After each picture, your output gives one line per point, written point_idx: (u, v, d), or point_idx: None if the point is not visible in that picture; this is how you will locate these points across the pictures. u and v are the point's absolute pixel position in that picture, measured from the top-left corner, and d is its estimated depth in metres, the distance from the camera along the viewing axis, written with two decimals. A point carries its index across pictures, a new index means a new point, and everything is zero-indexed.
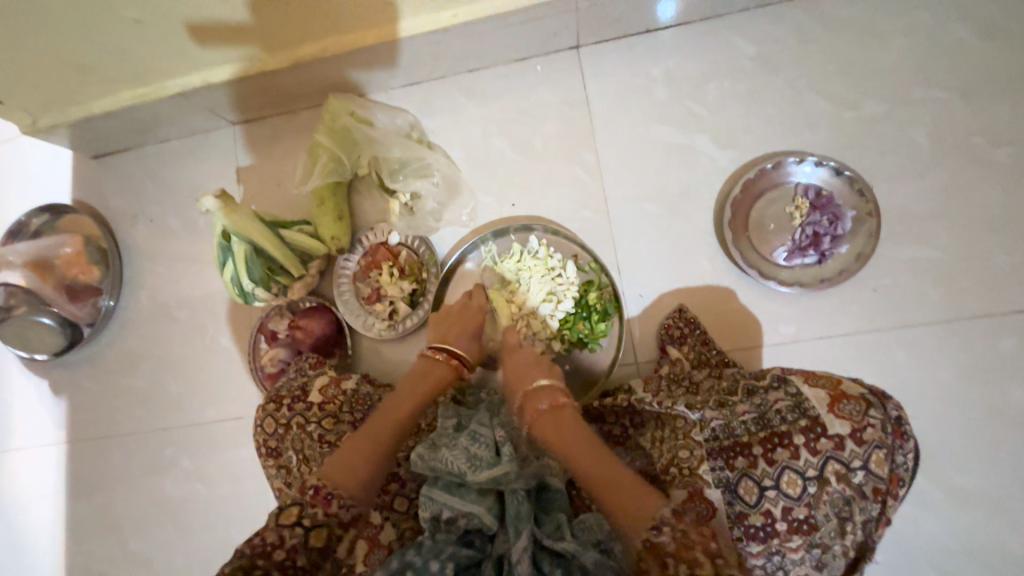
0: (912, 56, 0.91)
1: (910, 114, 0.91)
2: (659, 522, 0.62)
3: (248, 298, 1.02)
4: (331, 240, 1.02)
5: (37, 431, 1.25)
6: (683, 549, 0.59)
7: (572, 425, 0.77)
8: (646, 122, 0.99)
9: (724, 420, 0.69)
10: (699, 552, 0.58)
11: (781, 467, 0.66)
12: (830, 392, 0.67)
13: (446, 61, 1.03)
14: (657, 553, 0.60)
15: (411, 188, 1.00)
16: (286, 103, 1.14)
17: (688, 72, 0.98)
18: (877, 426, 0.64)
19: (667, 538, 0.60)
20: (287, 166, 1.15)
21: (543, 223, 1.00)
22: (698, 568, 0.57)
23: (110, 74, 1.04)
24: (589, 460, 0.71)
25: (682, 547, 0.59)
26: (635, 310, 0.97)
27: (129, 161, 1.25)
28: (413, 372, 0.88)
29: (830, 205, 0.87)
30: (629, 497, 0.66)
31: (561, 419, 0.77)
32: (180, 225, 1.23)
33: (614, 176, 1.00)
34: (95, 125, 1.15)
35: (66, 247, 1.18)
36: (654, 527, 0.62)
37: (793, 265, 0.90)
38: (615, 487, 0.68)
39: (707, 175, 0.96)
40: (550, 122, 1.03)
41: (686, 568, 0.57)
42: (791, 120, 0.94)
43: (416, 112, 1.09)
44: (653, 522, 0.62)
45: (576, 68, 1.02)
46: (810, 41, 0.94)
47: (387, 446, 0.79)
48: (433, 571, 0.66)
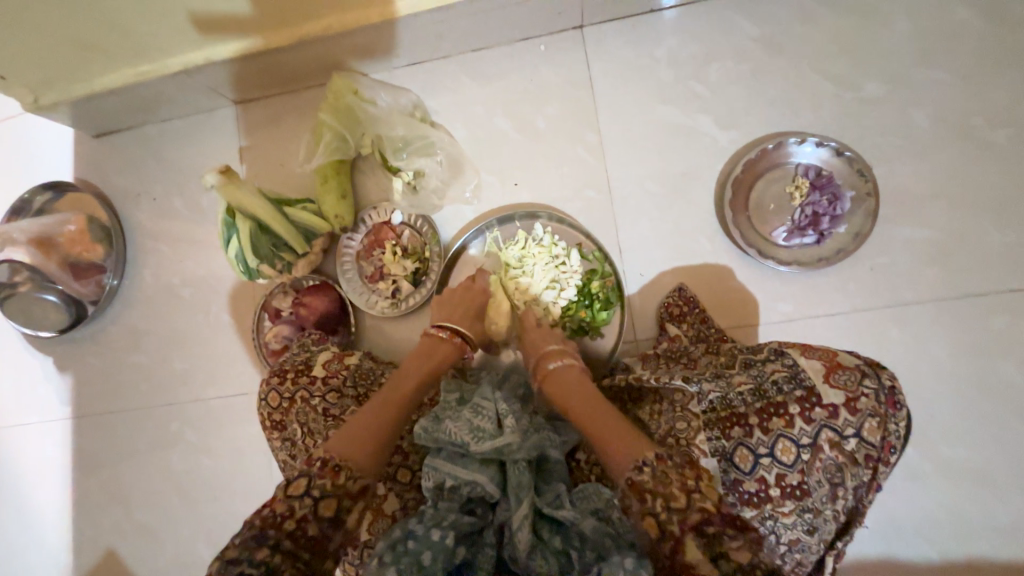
0: (914, 37, 0.92)
1: (910, 95, 0.91)
2: (643, 463, 0.66)
3: (252, 275, 1.02)
4: (335, 218, 1.03)
5: (43, 408, 1.26)
6: (662, 485, 0.64)
7: (578, 383, 0.80)
8: (649, 103, 1.00)
9: (721, 391, 0.69)
10: (675, 487, 0.63)
11: (776, 435, 0.67)
12: (826, 363, 0.69)
13: (449, 39, 1.03)
14: (638, 489, 0.65)
15: (414, 166, 1.00)
16: (288, 83, 1.14)
17: (691, 53, 0.98)
18: (871, 395, 0.67)
19: (647, 476, 0.65)
20: (290, 146, 1.15)
21: (548, 211, 1.01)
22: (672, 502, 0.62)
23: (111, 51, 1.04)
24: (589, 411, 0.75)
25: (661, 485, 0.64)
26: (635, 289, 0.99)
27: (131, 140, 1.25)
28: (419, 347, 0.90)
29: (829, 186, 0.88)
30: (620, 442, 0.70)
31: (567, 377, 0.81)
32: (182, 204, 1.23)
33: (616, 156, 1.01)
34: (97, 103, 1.15)
35: (70, 225, 1.18)
36: (638, 467, 0.66)
37: (792, 245, 0.91)
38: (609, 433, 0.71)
39: (708, 156, 0.97)
40: (553, 103, 1.03)
41: (663, 501, 0.63)
42: (793, 101, 0.95)
43: (419, 92, 1.08)
44: (637, 462, 0.66)
45: (579, 49, 1.03)
46: (813, 23, 0.94)
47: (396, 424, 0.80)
48: (433, 539, 0.67)
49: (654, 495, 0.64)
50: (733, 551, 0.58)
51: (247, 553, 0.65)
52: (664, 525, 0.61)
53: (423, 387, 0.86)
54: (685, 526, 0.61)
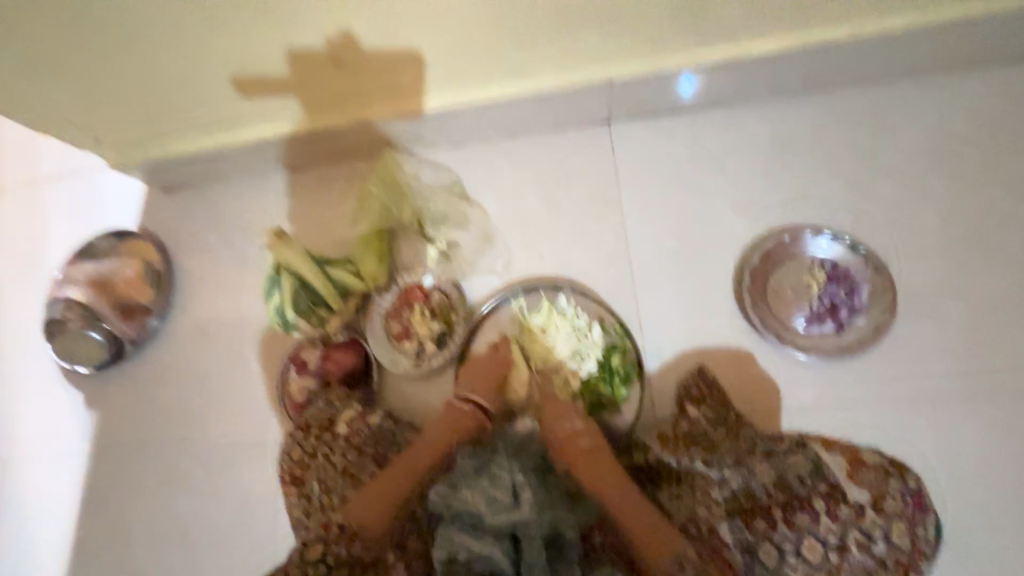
0: (919, 147, 1.00)
1: (918, 198, 0.98)
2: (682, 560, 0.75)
3: (288, 328, 1.08)
4: (370, 277, 1.10)
5: (64, 440, 1.29)
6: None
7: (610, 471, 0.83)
8: (671, 190, 1.07)
9: (743, 478, 0.79)
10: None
11: (803, 531, 0.77)
12: (849, 462, 0.80)
13: (489, 126, 1.14)
14: None
15: (448, 237, 1.12)
16: (340, 155, 1.25)
17: (711, 148, 1.07)
18: (898, 497, 0.78)
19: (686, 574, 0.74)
20: (335, 209, 1.26)
21: (571, 283, 1.07)
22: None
23: (193, 120, 1.18)
24: (629, 511, 0.79)
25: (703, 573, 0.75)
26: (655, 365, 1.00)
27: (193, 195, 1.38)
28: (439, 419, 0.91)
29: (844, 278, 0.94)
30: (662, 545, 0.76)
31: (598, 464, 0.84)
32: (230, 254, 1.33)
33: (638, 236, 1.07)
34: (168, 162, 1.28)
35: (127, 269, 1.30)
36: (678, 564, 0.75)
37: (812, 333, 0.93)
38: (649, 533, 0.77)
39: (728, 242, 1.02)
40: (580, 185, 1.12)
41: None
42: (807, 196, 1.01)
43: (456, 169, 1.18)
44: (674, 561, 0.75)
45: (606, 139, 1.13)
46: (824, 128, 1.03)
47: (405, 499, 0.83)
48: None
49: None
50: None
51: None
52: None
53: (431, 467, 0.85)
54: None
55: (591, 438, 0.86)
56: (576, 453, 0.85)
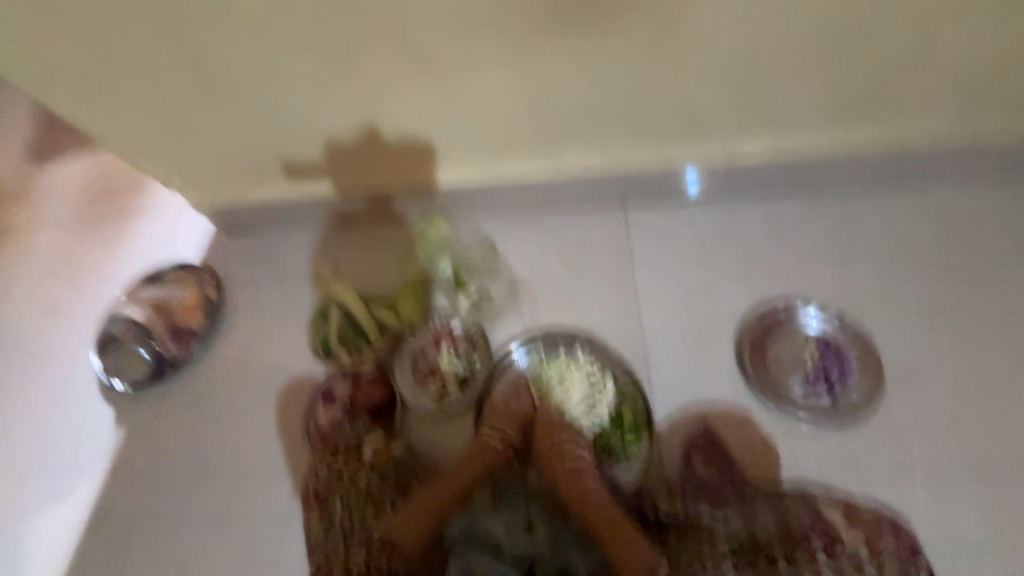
0: (882, 248, 1.19)
1: (886, 287, 1.16)
2: None
3: (328, 356, 1.21)
4: (406, 318, 1.23)
5: (85, 460, 1.32)
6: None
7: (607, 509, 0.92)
8: (680, 264, 1.22)
9: (743, 521, 0.95)
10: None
11: (823, 566, 0.90)
12: (860, 515, 0.95)
13: (524, 198, 1.32)
14: None
15: (479, 286, 1.24)
16: (388, 215, 1.40)
17: (714, 233, 1.24)
18: (890, 546, 0.93)
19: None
20: (378, 261, 1.38)
21: (589, 337, 1.17)
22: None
23: (265, 179, 1.33)
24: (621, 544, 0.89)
25: None
26: (662, 419, 1.07)
27: (252, 238, 1.54)
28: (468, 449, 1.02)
29: (835, 352, 1.07)
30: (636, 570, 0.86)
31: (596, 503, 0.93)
32: (274, 293, 1.44)
33: (650, 303, 1.20)
34: (233, 211, 1.41)
35: (183, 295, 1.43)
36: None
37: (809, 400, 1.04)
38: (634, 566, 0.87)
39: (731, 313, 1.14)
40: (600, 254, 1.28)
41: None
42: (796, 280, 1.16)
43: (492, 232, 1.34)
44: None
45: (624, 217, 1.30)
46: (805, 225, 1.23)
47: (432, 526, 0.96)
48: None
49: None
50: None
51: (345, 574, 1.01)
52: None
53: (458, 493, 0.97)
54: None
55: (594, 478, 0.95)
56: (575, 490, 0.94)
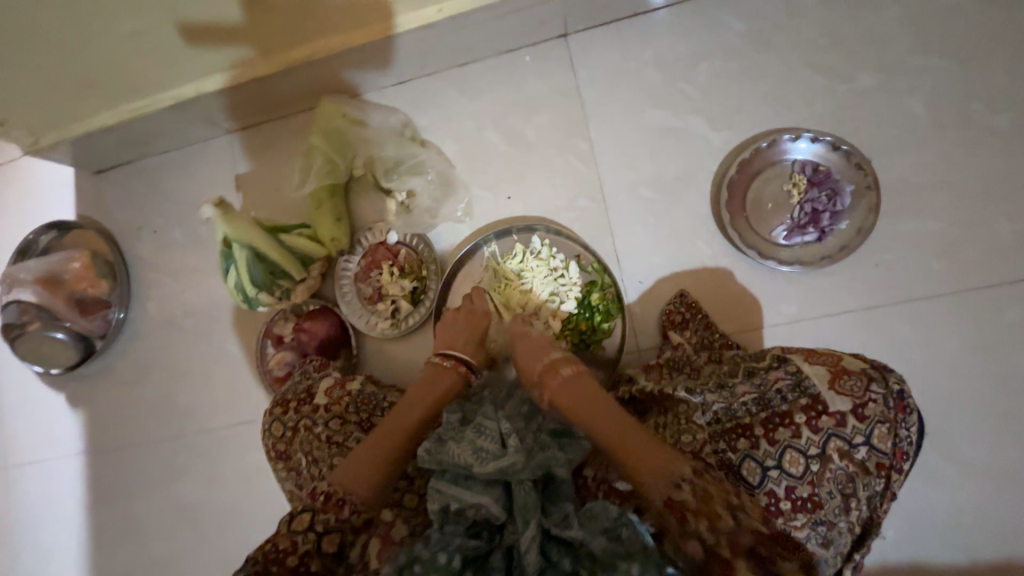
0: (907, 23, 0.89)
1: (906, 82, 0.88)
2: (681, 480, 0.63)
3: (253, 304, 1.04)
4: (330, 241, 1.03)
5: (57, 444, 1.28)
6: (704, 503, 0.61)
7: (593, 396, 0.79)
8: (639, 107, 0.98)
9: (725, 402, 0.66)
10: (718, 504, 0.60)
11: (783, 446, 0.63)
12: (830, 369, 0.65)
13: (434, 56, 1.03)
14: (677, 509, 0.62)
15: (406, 186, 1.00)
16: (280, 109, 1.14)
17: (680, 54, 0.97)
18: (879, 400, 0.63)
19: (688, 495, 0.61)
20: (286, 174, 1.16)
21: (546, 223, 1.00)
22: (719, 522, 0.59)
23: (107, 91, 1.05)
24: (618, 435, 0.71)
25: (703, 504, 0.61)
26: (634, 296, 0.97)
27: (130, 175, 1.27)
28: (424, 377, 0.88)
29: (827, 181, 0.86)
30: (648, 456, 0.66)
31: (585, 389, 0.80)
32: (183, 235, 1.25)
33: (608, 164, 0.99)
34: (94, 141, 1.16)
35: (75, 262, 1.19)
36: (676, 484, 0.63)
37: (794, 244, 0.89)
38: (632, 448, 0.68)
39: (704, 158, 0.95)
40: (542, 113, 1.03)
41: (707, 522, 0.60)
42: (785, 97, 0.92)
43: (407, 110, 1.08)
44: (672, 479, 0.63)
45: (565, 56, 1.02)
46: (801, 15, 0.92)
47: (399, 459, 0.79)
48: (440, 562, 0.66)
49: (696, 514, 0.61)
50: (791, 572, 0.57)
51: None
52: (712, 547, 0.59)
53: (425, 422, 0.83)
54: (734, 547, 0.58)
55: (571, 363, 0.84)
56: (557, 379, 0.82)
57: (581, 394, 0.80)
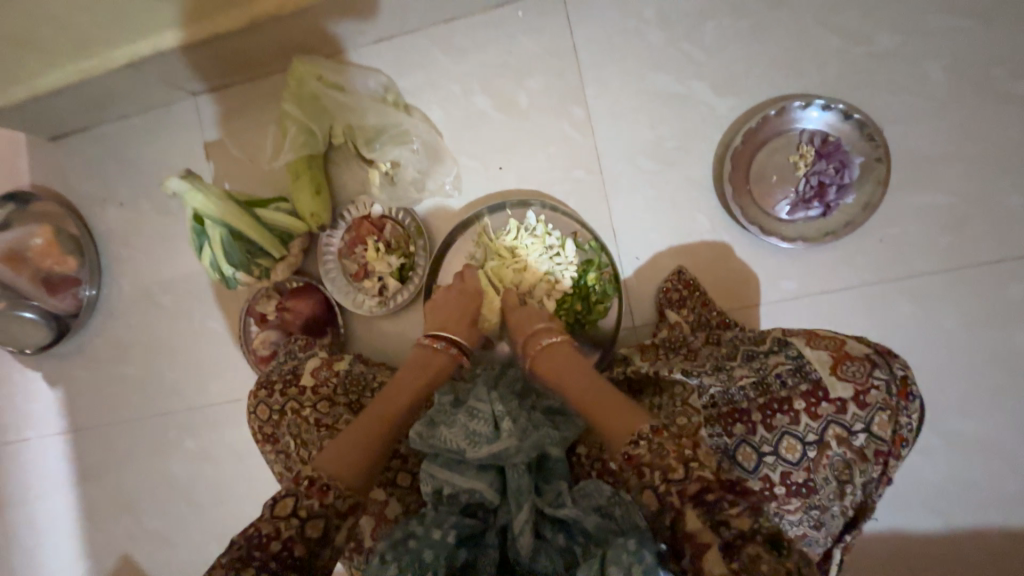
0: None
1: (926, 45, 0.83)
2: (639, 436, 0.66)
3: (230, 284, 0.97)
4: (311, 216, 0.97)
5: (38, 424, 1.25)
6: (657, 457, 0.63)
7: (571, 364, 0.81)
8: (640, 69, 0.91)
9: (722, 385, 0.66)
10: (672, 458, 0.62)
11: (781, 432, 0.63)
12: (833, 354, 0.63)
13: (416, 10, 0.93)
14: (635, 463, 0.64)
15: (389, 156, 0.94)
16: (248, 69, 1.04)
17: (686, 10, 0.89)
18: (883, 387, 0.61)
19: (643, 449, 0.64)
20: (259, 142, 1.08)
21: (541, 198, 0.95)
22: (671, 474, 0.61)
23: (50, 47, 0.94)
24: (590, 399, 0.75)
25: (658, 458, 0.63)
26: (630, 272, 0.94)
27: (89, 142, 1.17)
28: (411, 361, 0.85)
29: (836, 153, 0.81)
30: (612, 418, 0.71)
31: (561, 356, 0.82)
32: (153, 208, 1.17)
33: (605, 132, 0.93)
34: (40, 106, 1.04)
35: (37, 237, 1.13)
36: (633, 440, 0.66)
37: (796, 220, 0.85)
38: (602, 411, 0.73)
39: (707, 126, 0.90)
40: (535, 75, 0.95)
41: (660, 474, 0.62)
42: (796, 60, 0.86)
43: (389, 72, 1.00)
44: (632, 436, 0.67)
45: (561, 11, 0.93)
46: None
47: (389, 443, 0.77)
48: (434, 537, 0.65)
49: (652, 468, 0.63)
50: (733, 516, 0.56)
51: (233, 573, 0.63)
52: (663, 497, 0.60)
53: (415, 406, 0.81)
54: (683, 496, 0.59)
55: (554, 334, 0.85)
56: (537, 350, 0.83)
57: (559, 362, 0.82)
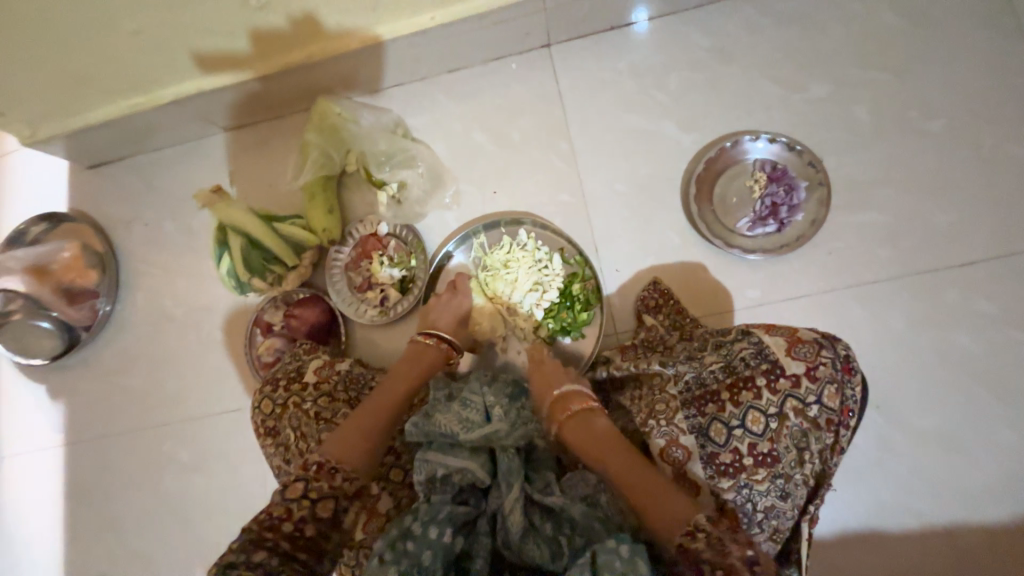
0: (850, 41, 1.00)
1: (852, 92, 0.99)
2: (695, 528, 0.63)
3: (244, 289, 1.08)
4: (323, 232, 1.08)
5: (34, 436, 1.26)
6: (721, 557, 0.59)
7: (609, 437, 0.76)
8: (615, 111, 1.07)
9: (695, 370, 0.72)
10: (737, 556, 0.59)
11: (746, 407, 0.69)
12: (788, 338, 0.71)
13: (426, 61, 1.10)
14: (692, 559, 0.61)
15: (398, 178, 1.06)
16: (276, 109, 1.20)
17: (652, 64, 1.06)
18: (829, 363, 0.69)
19: (703, 546, 0.61)
20: (279, 169, 1.21)
21: (532, 217, 1.06)
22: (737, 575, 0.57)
23: (109, 85, 1.09)
24: (631, 477, 0.70)
25: (718, 554, 0.60)
26: (612, 285, 1.03)
27: (125, 169, 1.30)
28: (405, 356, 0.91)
29: (784, 178, 0.94)
30: (661, 502, 0.67)
31: (595, 427, 0.77)
32: (176, 228, 1.27)
33: (587, 162, 1.07)
34: (91, 134, 1.19)
35: (65, 252, 1.22)
36: (690, 533, 0.63)
37: (756, 235, 0.96)
38: (650, 495, 0.68)
39: (674, 157, 1.04)
40: (526, 115, 1.10)
41: (723, 574, 0.58)
42: (746, 104, 1.02)
43: (399, 111, 1.15)
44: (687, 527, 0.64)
45: (548, 65, 1.10)
46: (758, 33, 1.03)
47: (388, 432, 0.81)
48: (431, 536, 0.68)
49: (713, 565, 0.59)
50: None
51: (244, 556, 0.65)
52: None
53: (409, 393, 0.86)
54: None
55: (585, 401, 0.80)
56: (567, 415, 0.79)
57: (593, 433, 0.77)
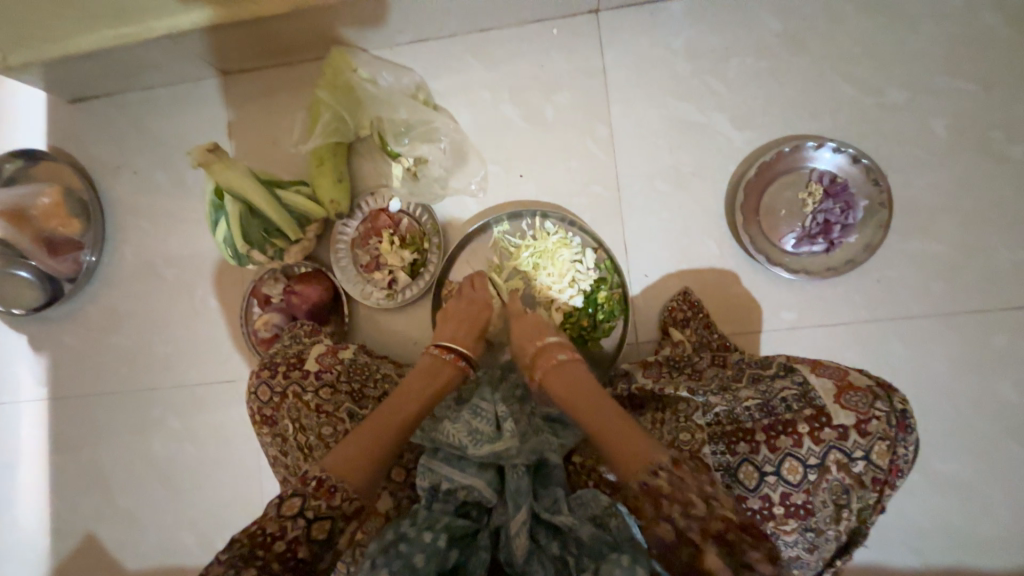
0: (939, 42, 0.88)
1: (933, 103, 0.88)
2: (657, 467, 0.63)
3: (242, 261, 0.98)
4: (330, 203, 0.97)
5: (15, 388, 1.21)
6: (679, 491, 0.62)
7: (583, 381, 0.75)
8: (664, 96, 0.96)
9: (727, 405, 0.68)
10: (693, 494, 0.62)
11: (783, 454, 0.65)
12: (837, 383, 0.66)
13: (456, 16, 0.96)
14: (653, 494, 0.63)
15: (416, 153, 0.96)
16: (282, 54, 1.06)
17: (712, 46, 0.94)
18: (883, 418, 0.64)
19: (663, 482, 0.62)
20: (284, 124, 1.09)
21: (559, 212, 0.96)
22: (691, 509, 0.61)
23: (89, 9, 0.95)
24: (601, 416, 0.70)
25: (678, 491, 0.62)
26: (637, 289, 0.96)
27: (111, 107, 1.17)
28: (418, 368, 0.83)
29: (843, 194, 0.86)
30: (627, 440, 0.67)
31: (570, 373, 0.77)
32: (167, 180, 1.16)
33: (626, 152, 0.97)
34: (70, 66, 1.05)
35: (44, 196, 1.10)
36: (651, 470, 0.63)
37: (800, 253, 0.89)
38: (614, 431, 0.68)
39: (723, 156, 0.94)
40: (564, 90, 0.98)
41: (680, 508, 0.61)
42: (811, 103, 0.91)
43: (421, 72, 1.03)
44: (650, 465, 0.64)
45: (594, 34, 0.97)
46: (838, 20, 0.90)
47: (390, 445, 0.75)
48: (425, 541, 0.63)
49: (670, 500, 0.62)
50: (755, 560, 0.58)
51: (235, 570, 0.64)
52: (682, 532, 0.61)
53: (421, 414, 0.78)
54: (705, 533, 0.60)
55: (565, 351, 0.80)
56: (547, 364, 0.78)
57: (568, 380, 0.76)
